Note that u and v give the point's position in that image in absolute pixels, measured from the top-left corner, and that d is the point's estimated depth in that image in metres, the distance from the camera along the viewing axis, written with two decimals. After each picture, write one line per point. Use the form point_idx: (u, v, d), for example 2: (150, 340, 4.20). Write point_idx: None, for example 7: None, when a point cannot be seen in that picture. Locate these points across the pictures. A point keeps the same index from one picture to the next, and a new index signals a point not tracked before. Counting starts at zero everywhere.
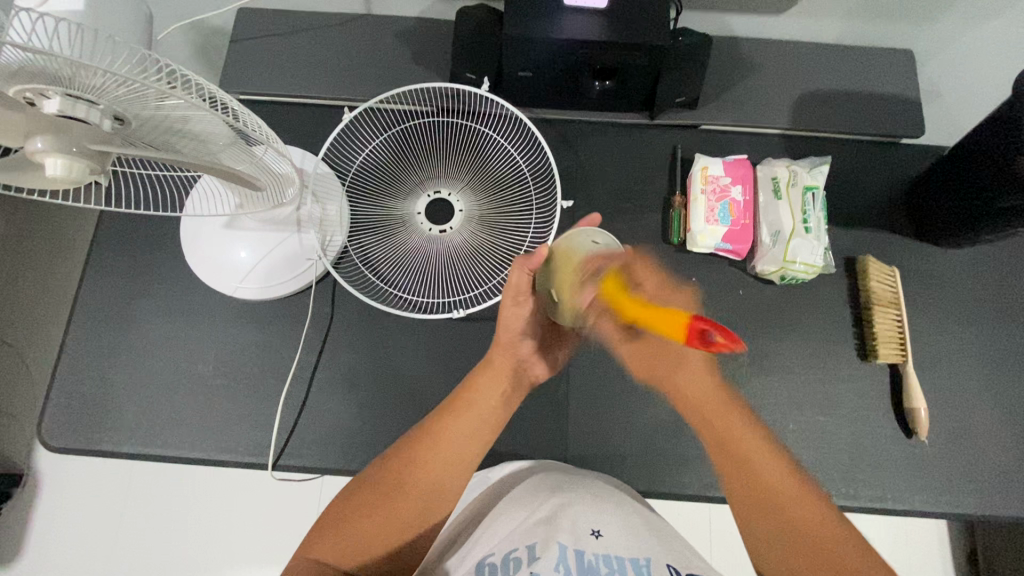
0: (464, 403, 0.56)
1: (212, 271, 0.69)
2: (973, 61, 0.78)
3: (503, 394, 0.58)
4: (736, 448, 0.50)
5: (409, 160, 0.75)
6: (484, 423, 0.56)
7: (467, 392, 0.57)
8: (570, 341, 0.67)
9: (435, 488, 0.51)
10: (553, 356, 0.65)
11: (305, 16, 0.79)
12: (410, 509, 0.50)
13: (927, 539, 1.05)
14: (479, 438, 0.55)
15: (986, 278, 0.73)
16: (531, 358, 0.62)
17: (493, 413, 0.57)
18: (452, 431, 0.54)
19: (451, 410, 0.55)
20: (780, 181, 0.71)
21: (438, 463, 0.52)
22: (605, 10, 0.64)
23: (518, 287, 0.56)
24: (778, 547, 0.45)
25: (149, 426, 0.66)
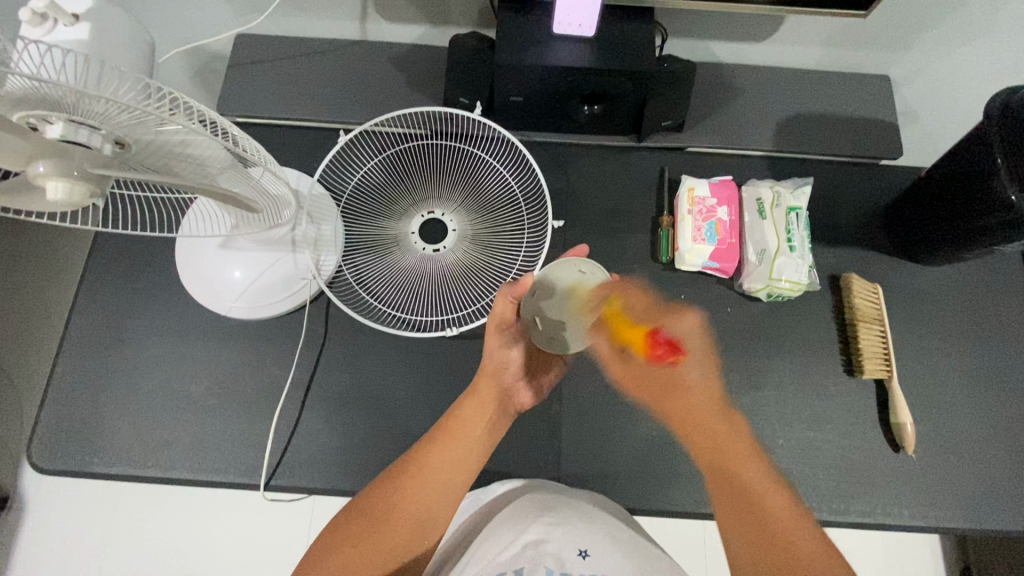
0: (449, 429, 0.56)
1: (207, 291, 0.69)
2: (946, 85, 0.81)
3: (489, 419, 0.59)
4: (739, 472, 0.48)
5: (403, 181, 0.76)
6: (470, 446, 0.56)
7: (456, 417, 0.58)
8: (557, 369, 0.69)
9: (423, 513, 0.51)
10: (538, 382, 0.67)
11: (302, 42, 0.81)
12: (401, 534, 0.50)
13: (921, 554, 1.05)
14: (466, 460, 0.55)
15: (967, 294, 0.75)
16: (517, 384, 0.64)
17: (480, 436, 0.57)
18: (441, 456, 0.54)
19: (437, 436, 0.56)
20: (764, 202, 0.73)
21: (424, 488, 0.52)
22: (591, 39, 0.66)
23: (502, 318, 0.61)
24: (752, 554, 0.45)
25: (140, 448, 0.66)
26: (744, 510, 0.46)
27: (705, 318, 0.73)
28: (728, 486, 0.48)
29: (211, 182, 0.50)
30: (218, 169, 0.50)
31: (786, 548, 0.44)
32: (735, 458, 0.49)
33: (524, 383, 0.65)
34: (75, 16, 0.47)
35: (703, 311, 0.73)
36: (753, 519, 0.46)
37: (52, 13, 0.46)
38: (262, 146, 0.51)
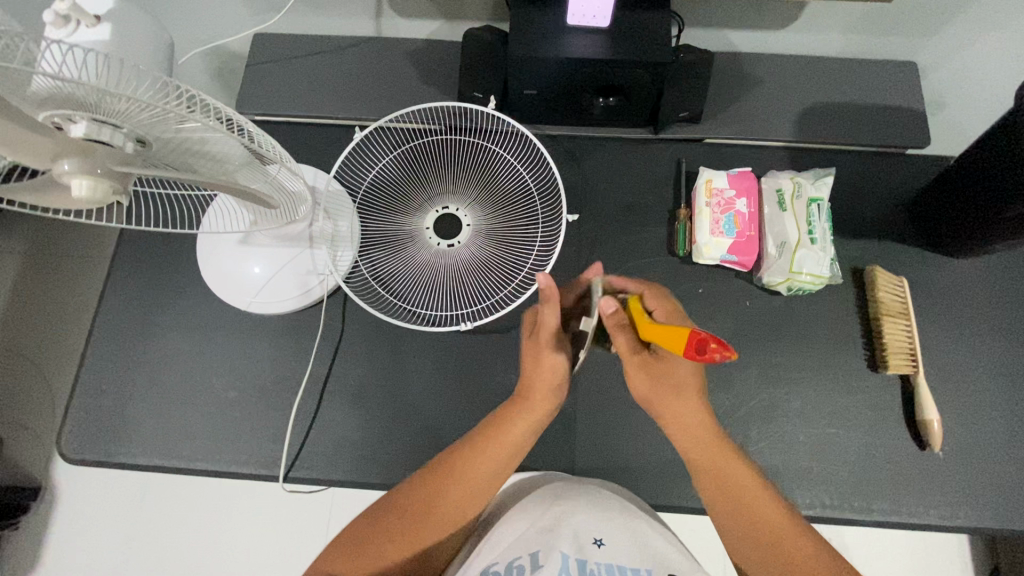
0: (495, 435, 0.54)
1: (227, 286, 0.71)
2: (976, 71, 0.79)
3: (536, 421, 0.56)
4: (739, 491, 0.52)
5: (418, 176, 0.77)
6: (514, 453, 0.54)
7: (502, 422, 0.55)
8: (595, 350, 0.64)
9: (460, 516, 0.52)
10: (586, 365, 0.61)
11: (318, 40, 0.82)
12: (433, 533, 0.51)
13: (948, 553, 1.03)
14: (506, 468, 0.54)
15: (998, 286, 0.72)
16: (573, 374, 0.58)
17: (524, 441, 0.55)
18: (485, 463, 0.53)
19: (482, 442, 0.54)
20: (784, 192, 0.72)
21: (467, 492, 0.52)
22: (607, 29, 0.66)
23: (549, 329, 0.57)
24: (756, 558, 0.50)
25: (165, 439, 0.68)
26: (753, 527, 0.50)
27: (723, 313, 0.71)
28: (723, 496, 0.52)
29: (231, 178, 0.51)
30: (235, 164, 0.51)
31: (787, 552, 0.49)
32: (739, 484, 0.52)
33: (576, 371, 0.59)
34: (96, 16, 0.48)
35: (720, 305, 0.72)
36: (759, 537, 0.50)
37: (76, 14, 0.46)
38: (280, 145, 0.52)
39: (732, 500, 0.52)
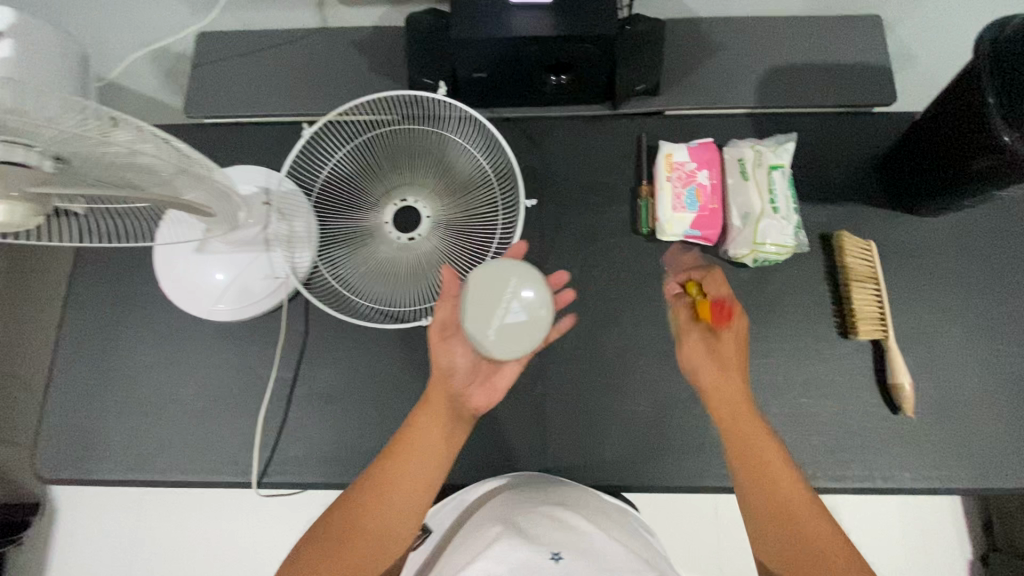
0: (402, 443, 0.55)
1: (186, 296, 0.70)
2: (943, 21, 0.76)
3: (445, 428, 0.57)
4: (769, 469, 0.53)
5: (373, 169, 0.75)
6: (427, 458, 0.55)
7: (407, 429, 0.56)
8: (516, 370, 0.62)
9: (387, 528, 0.52)
10: (492, 383, 0.61)
11: (262, 34, 0.80)
12: (362, 553, 0.51)
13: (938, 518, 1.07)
14: (424, 473, 0.54)
15: (970, 245, 0.71)
16: (470, 388, 0.60)
17: (435, 448, 0.56)
18: (398, 469, 0.54)
19: (392, 450, 0.55)
20: (746, 161, 0.70)
21: (389, 501, 0.53)
22: (551, 5, 0.63)
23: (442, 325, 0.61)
24: (783, 554, 0.50)
25: (136, 453, 0.68)
26: (782, 515, 0.50)
27: None
28: (762, 473, 0.53)
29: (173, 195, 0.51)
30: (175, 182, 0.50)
31: (808, 536, 0.49)
32: (772, 465, 0.53)
33: (480, 384, 0.61)
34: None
35: (686, 282, 0.71)
36: (783, 525, 0.50)
37: None
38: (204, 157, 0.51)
39: (763, 482, 0.52)
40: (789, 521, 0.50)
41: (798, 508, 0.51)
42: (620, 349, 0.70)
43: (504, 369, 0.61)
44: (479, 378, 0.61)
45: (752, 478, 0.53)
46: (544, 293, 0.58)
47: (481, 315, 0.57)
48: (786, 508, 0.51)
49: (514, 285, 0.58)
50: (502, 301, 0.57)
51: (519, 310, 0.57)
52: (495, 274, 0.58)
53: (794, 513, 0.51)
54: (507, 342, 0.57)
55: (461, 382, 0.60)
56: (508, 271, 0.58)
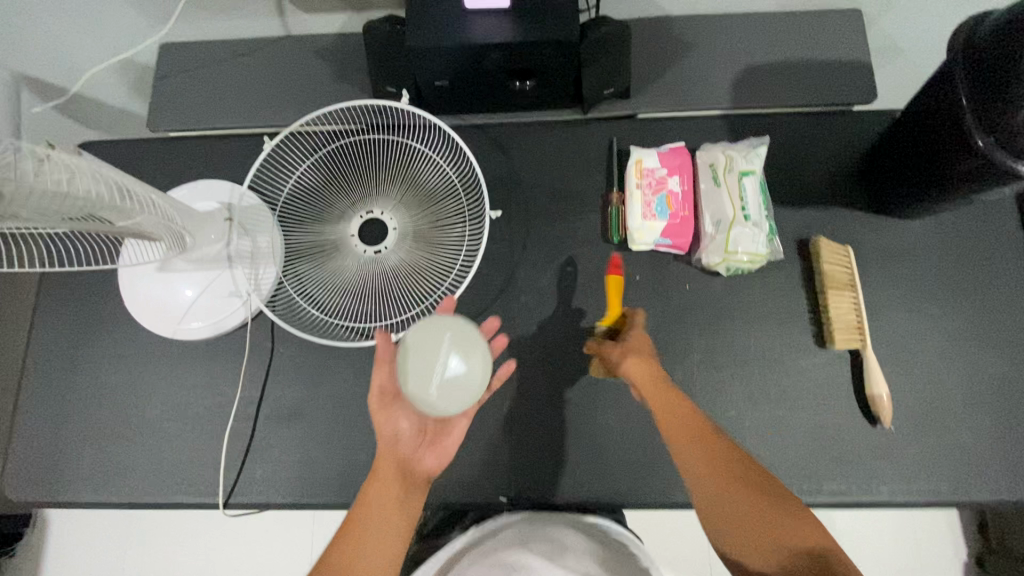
0: (353, 528, 0.52)
1: (149, 316, 0.69)
2: (926, 13, 0.73)
3: (397, 502, 0.54)
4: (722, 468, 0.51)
5: (338, 181, 0.73)
6: (382, 535, 0.52)
7: (358, 508, 0.53)
8: (465, 426, 0.59)
9: None
10: (443, 445, 0.58)
11: (224, 43, 0.78)
12: None
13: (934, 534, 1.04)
14: (381, 552, 0.51)
15: (951, 248, 0.68)
16: (420, 453, 0.57)
17: (390, 524, 0.52)
18: (354, 554, 0.51)
19: (344, 536, 0.52)
20: (717, 167, 0.67)
21: None
22: (510, 9, 0.61)
23: (380, 391, 0.57)
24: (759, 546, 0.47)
25: (103, 475, 0.67)
26: (742, 507, 0.49)
27: (661, 301, 0.68)
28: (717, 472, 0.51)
29: (111, 227, 0.49)
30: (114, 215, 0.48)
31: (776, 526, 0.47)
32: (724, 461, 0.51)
33: (429, 448, 0.58)
34: None
35: (658, 292, 0.69)
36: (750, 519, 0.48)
37: None
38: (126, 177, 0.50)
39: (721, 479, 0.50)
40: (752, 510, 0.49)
41: (773, 525, 0.48)
42: (590, 362, 0.68)
43: (452, 429, 0.58)
44: (428, 441, 0.58)
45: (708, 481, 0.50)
46: (475, 356, 0.54)
47: (420, 376, 0.53)
48: (759, 531, 0.48)
49: (452, 342, 0.54)
50: (438, 359, 0.53)
51: (459, 366, 0.53)
52: (429, 332, 0.54)
53: (753, 502, 0.49)
54: (449, 400, 0.53)
55: (409, 449, 0.57)
56: (442, 326, 0.54)
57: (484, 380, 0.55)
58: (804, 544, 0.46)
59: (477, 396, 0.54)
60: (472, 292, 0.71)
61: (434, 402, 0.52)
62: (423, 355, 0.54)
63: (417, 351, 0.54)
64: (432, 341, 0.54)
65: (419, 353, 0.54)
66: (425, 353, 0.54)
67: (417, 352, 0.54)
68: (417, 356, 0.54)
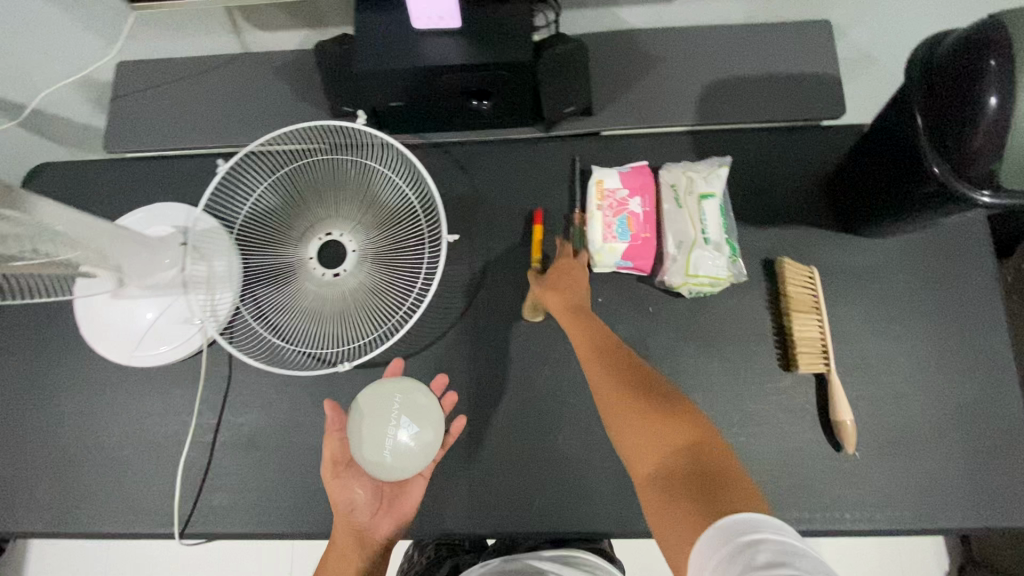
0: None
1: (105, 344, 0.68)
2: (896, 25, 0.71)
3: (357, 567, 0.59)
4: (652, 406, 0.49)
5: (296, 202, 0.71)
6: None
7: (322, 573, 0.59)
8: (423, 485, 0.62)
9: None
10: (401, 507, 0.62)
11: (182, 61, 0.77)
12: None
13: (925, 557, 1.00)
14: None
15: (919, 268, 0.67)
16: (377, 517, 0.61)
17: None
18: None
19: None
20: (678, 188, 0.66)
21: None
22: (461, 31, 0.60)
23: (333, 460, 0.61)
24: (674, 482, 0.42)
25: (59, 505, 0.67)
26: (662, 443, 0.46)
27: (624, 323, 0.67)
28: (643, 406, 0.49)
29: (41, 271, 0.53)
30: (49, 246, 0.51)
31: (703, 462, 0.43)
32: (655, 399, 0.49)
33: (387, 511, 0.61)
34: None
35: (621, 314, 0.68)
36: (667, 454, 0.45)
37: None
38: (98, 243, 0.58)
39: (649, 420, 0.48)
40: (672, 448, 0.45)
41: (659, 425, 0.47)
42: (551, 386, 0.67)
43: (409, 491, 0.62)
44: (385, 504, 0.61)
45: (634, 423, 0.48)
46: (423, 422, 0.57)
47: (371, 443, 0.55)
48: (649, 434, 0.47)
49: (400, 409, 0.57)
50: (388, 426, 0.56)
51: (409, 432, 0.56)
52: (377, 400, 0.57)
53: (677, 439, 0.45)
54: (402, 464, 0.55)
55: (366, 514, 0.60)
56: (393, 391, 0.58)
57: (434, 444, 0.57)
58: (689, 437, 0.45)
59: (429, 458, 0.57)
60: (433, 314, 0.70)
61: (387, 467, 0.55)
62: (372, 420, 0.56)
63: (366, 416, 0.57)
64: (378, 405, 0.57)
65: (370, 415, 0.56)
66: (376, 419, 0.56)
67: (367, 417, 0.56)
68: (366, 421, 0.56)
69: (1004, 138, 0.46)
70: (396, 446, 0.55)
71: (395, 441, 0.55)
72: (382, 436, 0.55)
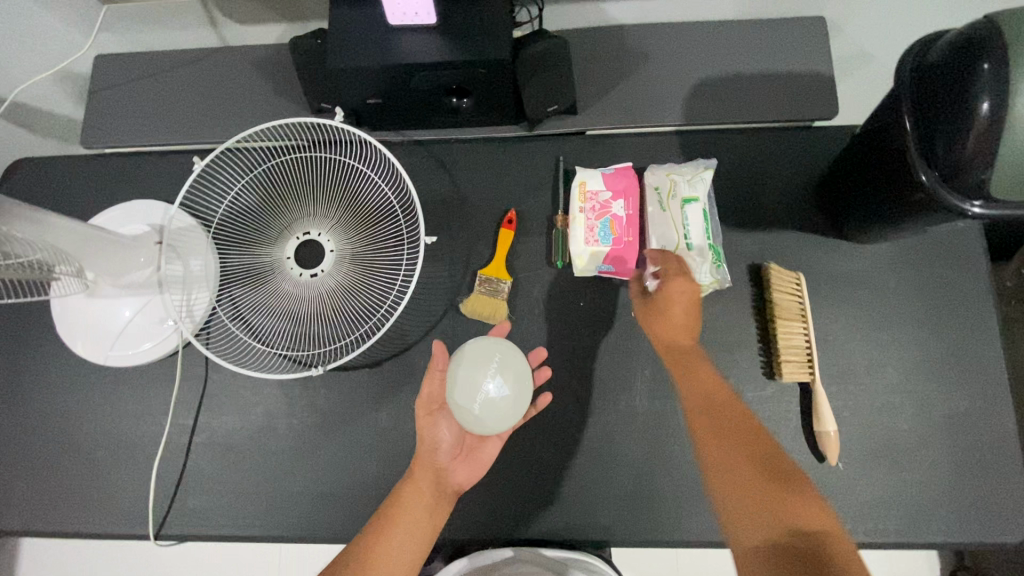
0: (387, 521, 0.54)
1: (79, 344, 0.67)
2: (891, 21, 0.69)
3: (430, 507, 0.55)
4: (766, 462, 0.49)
5: (274, 200, 0.70)
6: (416, 532, 0.54)
7: (395, 504, 0.55)
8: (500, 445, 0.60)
9: None
10: (478, 458, 0.60)
11: (159, 54, 0.75)
12: None
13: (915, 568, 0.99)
14: (410, 557, 0.53)
15: (910, 274, 0.65)
16: (455, 463, 0.59)
17: (426, 525, 0.54)
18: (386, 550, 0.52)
19: (379, 529, 0.53)
20: (661, 191, 0.66)
21: None
22: (438, 26, 0.58)
23: (428, 399, 0.60)
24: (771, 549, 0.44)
25: (34, 505, 0.66)
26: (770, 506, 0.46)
27: (605, 328, 0.66)
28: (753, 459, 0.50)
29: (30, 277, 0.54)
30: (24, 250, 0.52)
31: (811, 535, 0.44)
32: (766, 456, 0.50)
33: (464, 459, 0.59)
34: None
35: (601, 319, 0.67)
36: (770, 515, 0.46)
37: None
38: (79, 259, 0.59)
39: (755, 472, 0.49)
40: (778, 508, 0.46)
41: (783, 508, 0.46)
42: None
43: (488, 444, 0.60)
44: (464, 452, 0.60)
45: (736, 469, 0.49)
46: (514, 385, 0.55)
47: (467, 387, 0.55)
48: (771, 514, 0.46)
49: (497, 364, 0.55)
50: (486, 374, 0.55)
51: (502, 386, 0.55)
52: (482, 349, 0.56)
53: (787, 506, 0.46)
54: (485, 417, 0.54)
55: (446, 457, 0.59)
56: (494, 347, 0.57)
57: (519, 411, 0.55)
58: (808, 510, 0.46)
59: (517, 417, 0.55)
60: (411, 316, 0.69)
61: (476, 414, 0.54)
62: (470, 370, 0.55)
63: (466, 363, 0.56)
64: (477, 358, 0.56)
65: (470, 365, 0.56)
66: (472, 368, 0.55)
67: (465, 365, 0.56)
68: (464, 369, 0.55)
69: (994, 153, 0.43)
70: (482, 399, 0.54)
71: (482, 396, 0.54)
72: (472, 386, 0.54)
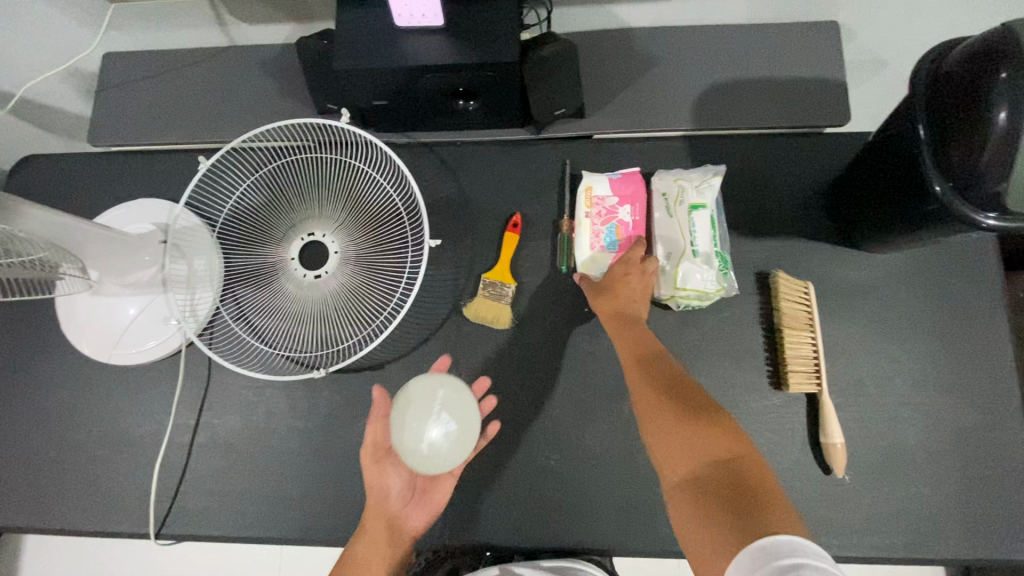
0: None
1: (83, 342, 0.68)
2: (906, 27, 0.68)
3: (386, 557, 0.55)
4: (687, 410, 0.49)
5: (280, 201, 0.70)
6: None
7: (349, 559, 0.54)
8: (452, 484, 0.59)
9: None
10: (431, 501, 0.59)
11: (168, 53, 0.75)
12: None
13: None
14: None
15: (921, 285, 0.64)
16: (409, 508, 0.58)
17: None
18: None
19: None
20: (668, 197, 0.65)
21: None
22: (444, 28, 0.57)
23: (374, 445, 0.58)
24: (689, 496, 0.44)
25: (36, 502, 0.67)
26: (687, 454, 0.46)
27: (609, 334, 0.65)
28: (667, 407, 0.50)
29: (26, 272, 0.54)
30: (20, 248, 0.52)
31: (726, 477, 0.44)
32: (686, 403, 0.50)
33: (417, 504, 0.59)
34: None
35: None
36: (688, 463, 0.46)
37: None
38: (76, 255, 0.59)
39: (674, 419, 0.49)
40: (695, 453, 0.46)
41: (700, 439, 0.47)
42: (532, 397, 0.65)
43: (441, 486, 0.59)
44: (416, 496, 0.59)
45: (659, 420, 0.50)
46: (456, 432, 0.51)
47: (411, 432, 0.51)
48: (689, 446, 0.46)
49: (442, 407, 0.51)
50: (429, 419, 0.51)
51: (447, 428, 0.51)
52: (424, 391, 0.52)
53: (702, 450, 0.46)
54: (430, 461, 0.51)
55: (399, 503, 0.58)
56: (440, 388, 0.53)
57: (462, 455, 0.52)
58: (722, 447, 0.46)
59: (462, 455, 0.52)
60: (414, 320, 0.69)
61: (421, 460, 0.51)
62: (412, 417, 0.51)
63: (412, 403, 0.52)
64: (421, 399, 0.52)
65: (414, 406, 0.52)
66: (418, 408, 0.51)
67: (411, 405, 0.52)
68: (407, 411, 0.52)
69: (1009, 163, 0.42)
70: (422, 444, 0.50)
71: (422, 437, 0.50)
72: (413, 428, 0.51)
